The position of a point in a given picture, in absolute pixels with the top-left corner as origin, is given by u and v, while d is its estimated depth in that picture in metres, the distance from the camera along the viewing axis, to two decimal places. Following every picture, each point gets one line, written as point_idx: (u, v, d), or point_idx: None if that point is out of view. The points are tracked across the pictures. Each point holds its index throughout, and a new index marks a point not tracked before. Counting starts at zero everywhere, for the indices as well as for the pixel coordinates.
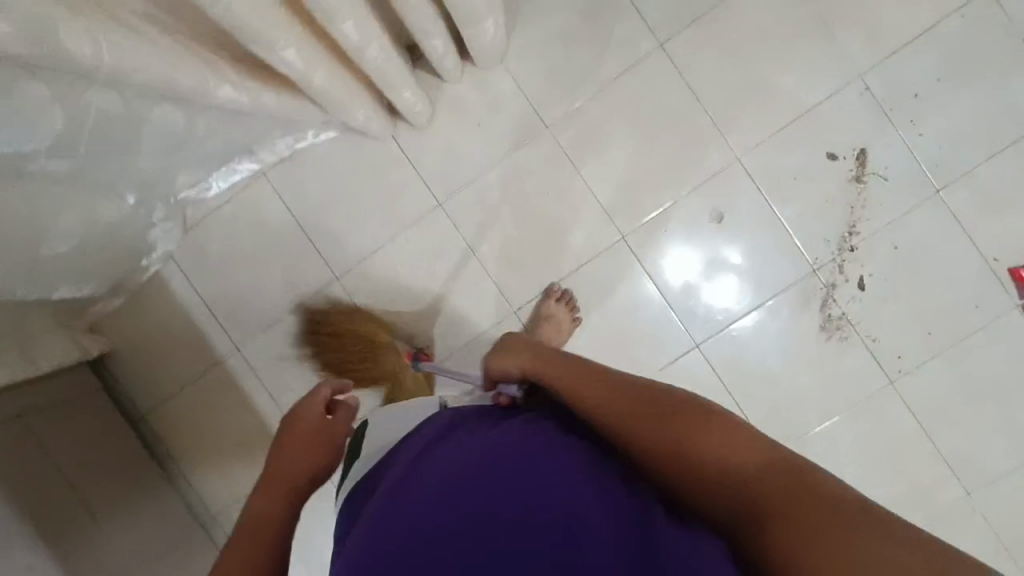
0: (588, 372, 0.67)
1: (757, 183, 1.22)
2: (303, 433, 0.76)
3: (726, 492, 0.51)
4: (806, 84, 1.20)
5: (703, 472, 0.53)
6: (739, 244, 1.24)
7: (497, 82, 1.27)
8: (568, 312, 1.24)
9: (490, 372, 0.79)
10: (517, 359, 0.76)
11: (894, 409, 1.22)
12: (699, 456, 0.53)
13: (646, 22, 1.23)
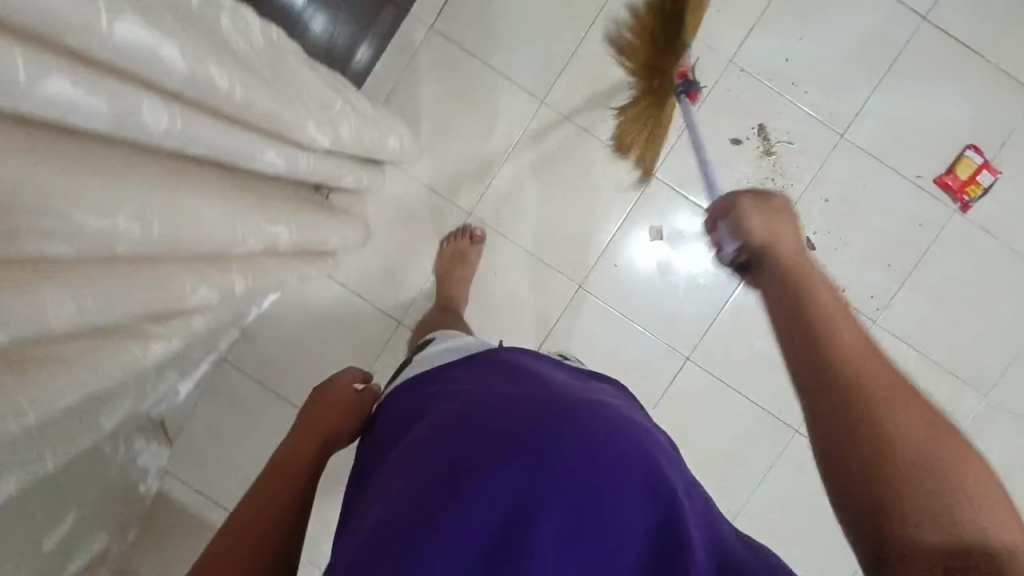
0: (830, 287, 0.55)
1: (681, 192, 1.28)
2: (349, 390, 0.87)
3: (916, 490, 0.44)
4: None
5: (901, 454, 0.45)
6: (691, 208, 1.28)
7: (407, 190, 1.30)
8: None
9: (732, 205, 0.65)
10: (765, 222, 0.62)
11: (887, 345, 1.25)
12: (915, 444, 0.45)
13: (519, 84, 1.27)
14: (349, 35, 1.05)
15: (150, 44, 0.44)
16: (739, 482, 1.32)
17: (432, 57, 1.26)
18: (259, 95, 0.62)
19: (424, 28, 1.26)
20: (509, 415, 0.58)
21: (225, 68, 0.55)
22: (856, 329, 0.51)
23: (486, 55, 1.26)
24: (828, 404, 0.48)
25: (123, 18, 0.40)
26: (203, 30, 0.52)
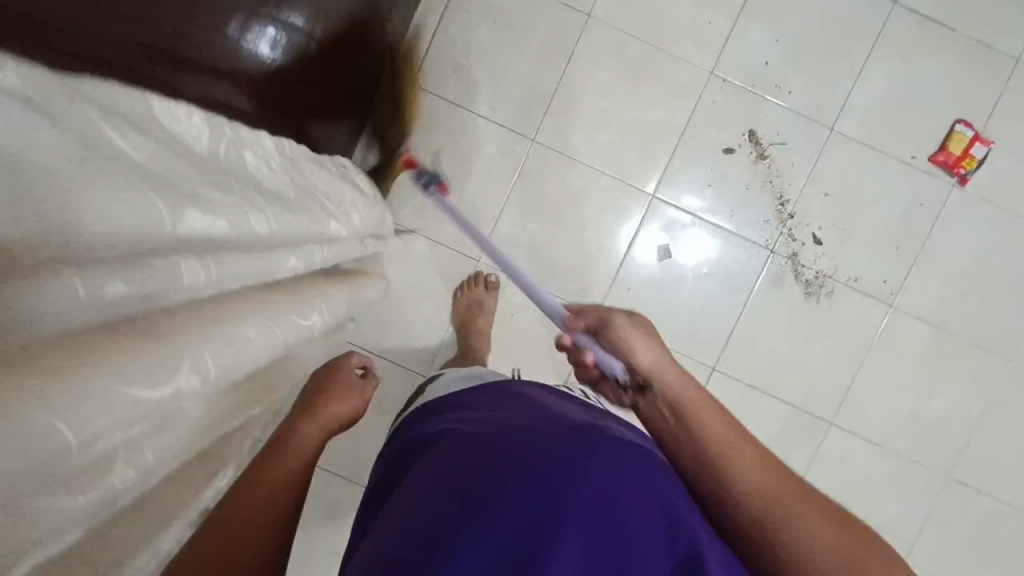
0: (716, 405, 0.64)
1: (685, 213, 1.27)
2: (356, 377, 0.85)
3: (797, 546, 0.54)
4: (673, 103, 1.25)
5: (777, 519, 0.56)
6: (679, 188, 1.27)
7: (413, 247, 1.30)
8: None
9: (605, 327, 0.71)
10: (643, 349, 0.68)
11: (907, 325, 1.27)
12: (788, 510, 0.56)
13: (507, 126, 1.27)
14: None
15: (195, 224, 0.53)
16: None
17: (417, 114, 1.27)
18: (285, 221, 0.68)
19: None
20: (526, 432, 0.57)
21: (256, 210, 0.62)
22: (724, 414, 0.63)
23: (470, 104, 1.27)
24: (717, 497, 0.58)
25: (174, 211, 0.50)
26: (232, 188, 0.60)
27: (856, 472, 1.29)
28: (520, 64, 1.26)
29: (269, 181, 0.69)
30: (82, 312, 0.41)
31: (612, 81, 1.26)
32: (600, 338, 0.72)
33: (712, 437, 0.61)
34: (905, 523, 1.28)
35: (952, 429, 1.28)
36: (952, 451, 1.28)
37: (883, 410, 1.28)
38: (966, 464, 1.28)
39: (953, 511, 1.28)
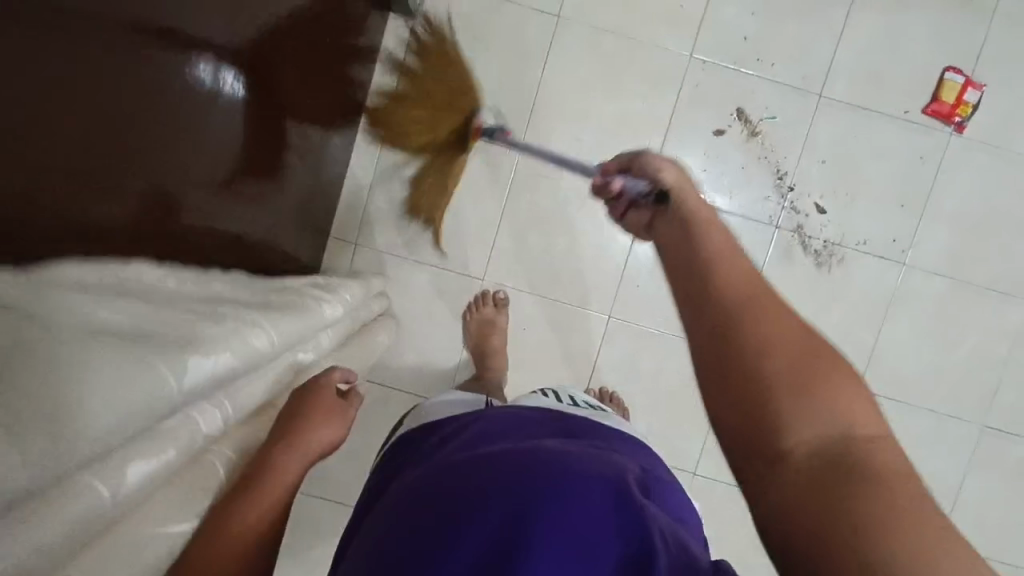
0: (732, 239, 0.53)
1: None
2: (338, 398, 0.78)
3: (793, 404, 0.43)
4: (656, 92, 1.23)
5: (788, 366, 0.44)
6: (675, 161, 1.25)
7: (415, 276, 1.28)
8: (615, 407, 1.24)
9: (642, 164, 0.65)
10: (667, 175, 0.62)
11: (922, 281, 1.25)
12: (797, 368, 0.44)
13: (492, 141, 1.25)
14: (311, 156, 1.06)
15: (201, 364, 0.54)
16: None
17: None
18: (284, 323, 0.72)
19: None
20: (484, 458, 0.53)
21: (255, 326, 0.65)
22: (745, 261, 0.51)
23: None
24: (711, 331, 0.47)
25: (177, 357, 0.51)
26: (220, 317, 0.62)
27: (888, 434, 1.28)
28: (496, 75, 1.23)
29: (240, 300, 0.72)
30: (100, 515, 0.43)
31: (591, 78, 1.23)
32: (640, 169, 0.66)
33: (721, 271, 0.49)
34: (945, 477, 1.28)
35: (980, 378, 1.27)
36: (984, 399, 1.27)
37: (908, 368, 1.27)
38: (999, 410, 1.28)
39: (990, 458, 1.28)
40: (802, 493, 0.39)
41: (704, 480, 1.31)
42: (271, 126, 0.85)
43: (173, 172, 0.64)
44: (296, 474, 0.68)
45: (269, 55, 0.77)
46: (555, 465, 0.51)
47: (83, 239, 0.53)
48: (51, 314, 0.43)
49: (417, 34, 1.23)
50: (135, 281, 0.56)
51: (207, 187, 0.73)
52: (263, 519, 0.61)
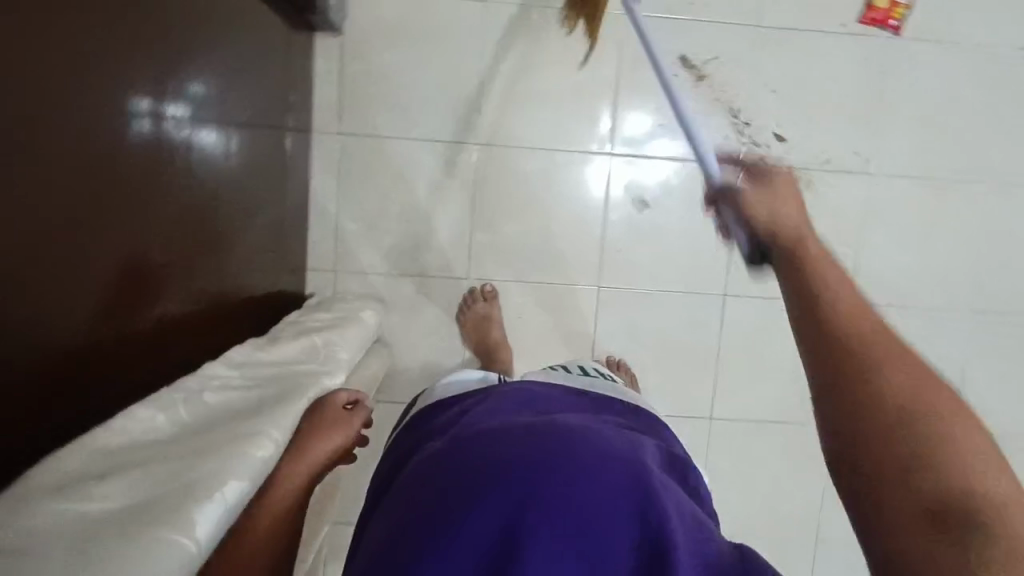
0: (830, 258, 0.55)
1: (648, 160, 1.27)
2: (343, 412, 0.81)
3: (909, 402, 0.46)
4: (598, 58, 1.23)
5: (902, 372, 0.47)
6: (631, 121, 1.25)
7: (401, 288, 1.28)
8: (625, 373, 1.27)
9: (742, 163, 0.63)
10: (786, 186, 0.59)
11: (891, 185, 1.28)
12: (918, 396, 0.46)
13: (447, 140, 1.24)
14: (266, 207, 1.09)
15: (211, 511, 0.56)
16: None
17: (353, 161, 1.24)
18: (288, 410, 0.75)
19: (333, 136, 1.24)
20: (507, 426, 0.56)
21: (256, 433, 0.68)
22: (841, 272, 0.53)
23: (404, 131, 1.24)
24: (836, 343, 0.49)
25: (182, 524, 0.53)
26: (213, 441, 0.65)
27: None
28: (437, 74, 1.22)
29: (245, 398, 0.76)
30: None
31: (531, 57, 1.23)
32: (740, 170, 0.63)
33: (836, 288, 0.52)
34: (946, 366, 1.34)
35: (963, 266, 1.31)
36: (971, 285, 1.32)
37: (892, 272, 1.31)
38: (986, 292, 1.32)
39: (986, 339, 1.33)
40: (907, 484, 0.43)
41: (722, 423, 1.34)
42: (206, 211, 0.85)
43: (137, 323, 0.68)
44: (303, 488, 0.72)
45: (177, 155, 0.75)
46: (576, 440, 0.53)
47: (79, 426, 0.60)
48: (26, 541, 0.47)
49: (349, 50, 1.21)
50: (128, 444, 0.61)
51: (174, 308, 0.77)
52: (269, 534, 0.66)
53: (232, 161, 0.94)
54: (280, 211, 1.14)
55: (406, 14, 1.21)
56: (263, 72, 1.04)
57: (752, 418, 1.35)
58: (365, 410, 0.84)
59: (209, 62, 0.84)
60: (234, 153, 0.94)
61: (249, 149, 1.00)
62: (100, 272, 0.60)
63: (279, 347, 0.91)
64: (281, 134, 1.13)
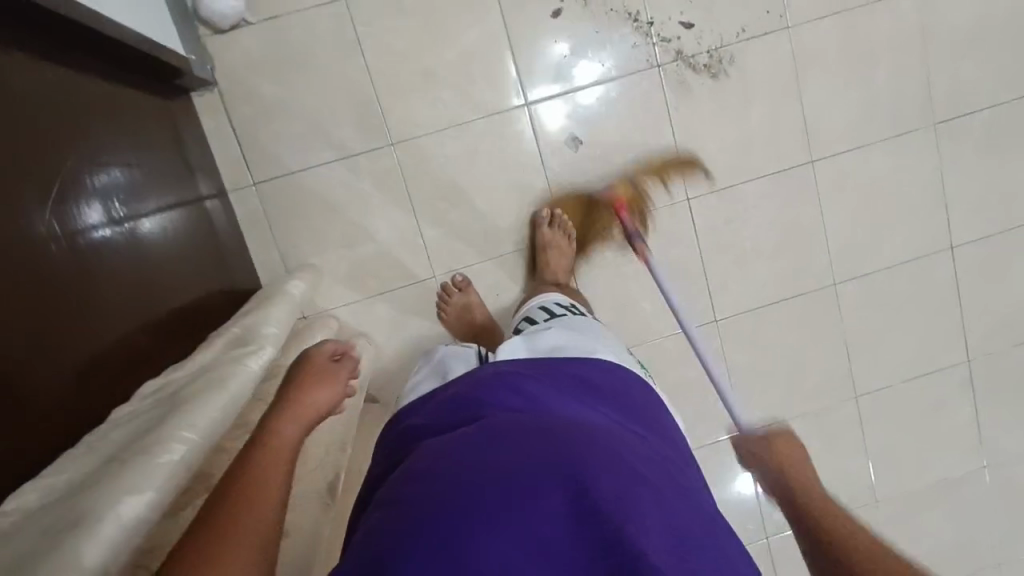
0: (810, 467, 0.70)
1: (572, 91, 1.22)
2: (330, 363, 0.82)
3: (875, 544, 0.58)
4: (480, 14, 1.18)
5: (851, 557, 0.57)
6: (537, 62, 1.20)
7: (371, 308, 1.25)
8: (564, 233, 1.23)
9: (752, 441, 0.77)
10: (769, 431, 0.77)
11: (812, 33, 1.24)
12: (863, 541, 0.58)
13: (363, 149, 1.20)
14: (194, 251, 1.04)
15: (108, 537, 0.53)
16: (813, 238, 1.32)
17: (280, 205, 1.20)
18: (199, 410, 0.70)
19: (248, 187, 1.19)
20: (537, 439, 0.56)
21: (162, 443, 0.64)
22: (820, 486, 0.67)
23: (317, 157, 1.19)
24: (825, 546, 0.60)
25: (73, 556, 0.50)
26: (134, 454, 0.62)
27: (856, 182, 1.31)
28: (326, 88, 1.17)
29: (153, 415, 0.72)
30: None
31: (410, 36, 1.17)
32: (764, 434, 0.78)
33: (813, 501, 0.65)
34: (922, 188, 1.32)
35: (908, 83, 1.27)
36: (923, 102, 1.28)
37: (841, 115, 1.28)
38: (939, 100, 1.29)
39: (954, 146, 1.31)
40: None
41: (728, 321, 1.34)
42: (138, 306, 0.86)
43: (72, 410, 0.71)
44: (294, 442, 0.68)
45: (82, 271, 0.76)
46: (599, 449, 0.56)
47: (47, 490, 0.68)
48: None
49: (229, 96, 1.15)
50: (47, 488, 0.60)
51: (118, 388, 0.79)
52: (279, 474, 0.62)
53: (152, 238, 0.94)
54: (227, 273, 1.13)
55: (271, 38, 1.14)
56: (157, 152, 1.01)
57: (752, 305, 1.33)
58: (354, 361, 0.86)
59: (93, 169, 0.83)
60: (153, 240, 0.94)
61: (167, 225, 0.99)
62: (34, 376, 0.66)
63: (195, 357, 0.87)
64: (202, 203, 1.11)
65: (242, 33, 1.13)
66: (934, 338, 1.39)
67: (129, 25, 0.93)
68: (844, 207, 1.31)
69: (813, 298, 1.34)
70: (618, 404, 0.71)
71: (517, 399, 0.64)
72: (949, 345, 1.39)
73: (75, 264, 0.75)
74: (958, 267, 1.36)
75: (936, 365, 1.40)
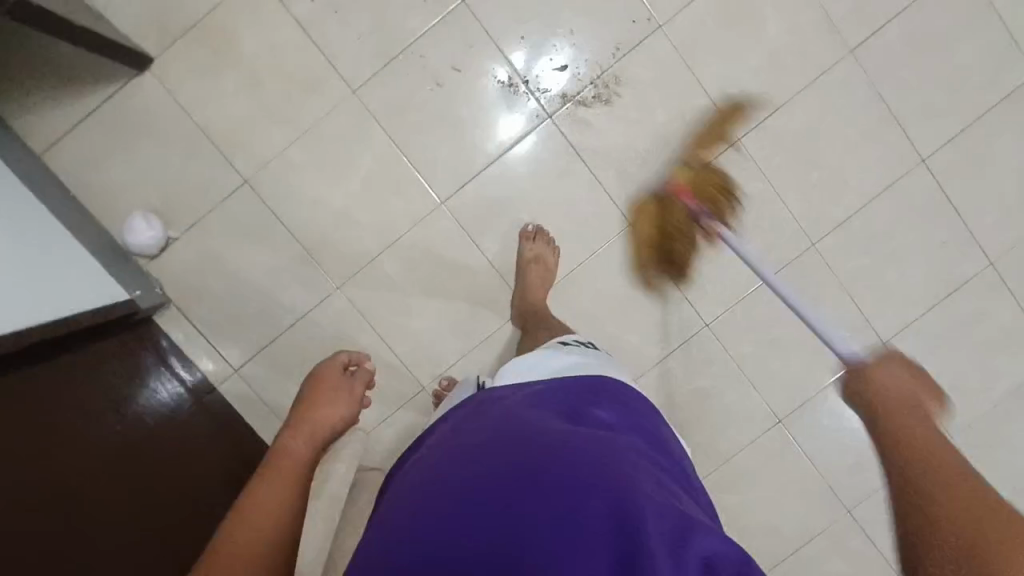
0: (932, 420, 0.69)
1: (524, 133, 1.23)
2: (341, 374, 1.14)
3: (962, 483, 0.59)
4: (367, 141, 1.21)
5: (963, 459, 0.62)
6: (439, 159, 1.23)
7: (379, 440, 1.29)
8: (546, 245, 1.24)
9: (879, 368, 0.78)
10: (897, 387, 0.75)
11: (685, 22, 1.21)
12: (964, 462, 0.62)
13: (315, 302, 1.25)
14: (199, 433, 1.17)
15: None
16: (773, 209, 1.27)
17: (266, 383, 1.26)
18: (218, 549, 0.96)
19: (232, 376, 1.26)
20: (512, 436, 0.72)
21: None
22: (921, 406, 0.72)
23: (279, 326, 1.25)
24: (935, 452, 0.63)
25: None
26: None
27: (792, 138, 1.25)
28: (264, 263, 1.23)
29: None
30: None
31: (315, 186, 1.22)
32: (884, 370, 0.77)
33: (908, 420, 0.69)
34: (865, 117, 1.25)
35: (805, 24, 1.22)
36: (827, 36, 1.22)
37: (752, 82, 1.23)
38: (846, 26, 1.22)
39: (879, 62, 1.24)
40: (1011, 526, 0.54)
41: (719, 320, 1.30)
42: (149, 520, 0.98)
43: None
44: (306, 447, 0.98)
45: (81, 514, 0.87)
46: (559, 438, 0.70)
47: None
48: None
49: (185, 306, 1.23)
50: None
51: None
52: (293, 474, 0.90)
53: (150, 445, 1.07)
54: (234, 432, 1.22)
55: (199, 241, 1.21)
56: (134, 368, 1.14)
57: (736, 297, 1.30)
58: (366, 368, 1.18)
59: (87, 420, 0.97)
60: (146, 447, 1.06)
61: (161, 426, 1.11)
62: None
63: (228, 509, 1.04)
64: (189, 387, 1.22)
65: (172, 248, 1.21)
66: (938, 254, 1.31)
67: (75, 300, 1.03)
68: (792, 169, 1.26)
69: (796, 265, 1.29)
70: (597, 390, 0.91)
71: (523, 408, 0.81)
72: (959, 254, 1.31)
73: (91, 517, 0.87)
74: (937, 176, 1.28)
75: (954, 278, 1.31)
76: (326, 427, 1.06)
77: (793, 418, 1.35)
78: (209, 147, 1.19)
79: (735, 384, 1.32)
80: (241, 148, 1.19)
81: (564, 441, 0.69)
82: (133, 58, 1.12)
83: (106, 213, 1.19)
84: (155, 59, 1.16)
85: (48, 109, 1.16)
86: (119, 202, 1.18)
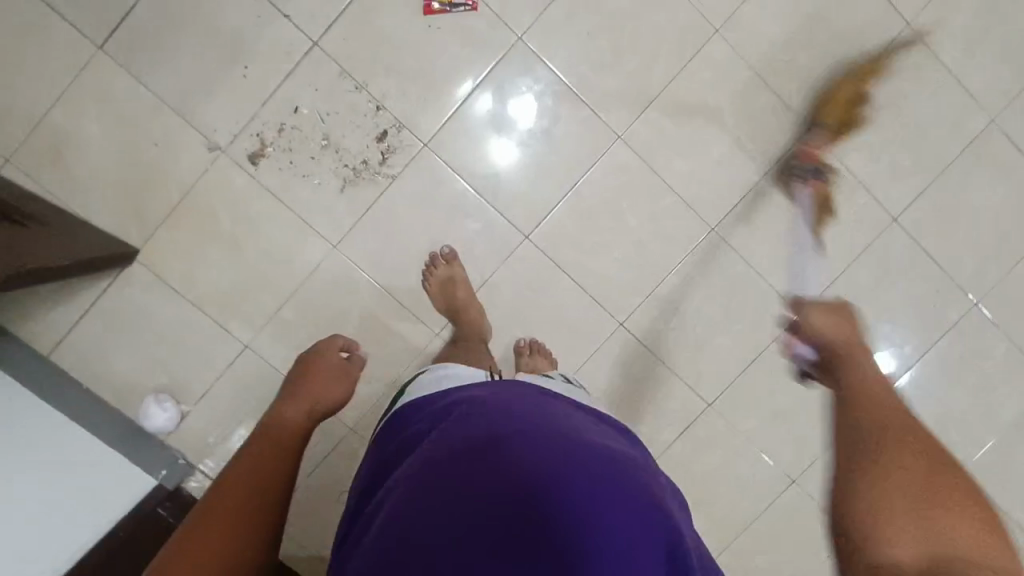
0: None
1: (507, 258, 1.26)
2: (340, 359, 1.01)
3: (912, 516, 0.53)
4: (354, 288, 1.24)
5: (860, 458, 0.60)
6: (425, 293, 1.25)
7: None
8: (542, 357, 1.25)
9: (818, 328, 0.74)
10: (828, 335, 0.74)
11: (641, 127, 1.23)
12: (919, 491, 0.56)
13: (328, 448, 1.28)
14: None
15: None
16: (755, 287, 1.30)
17: (298, 524, 1.27)
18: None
19: None
20: (507, 423, 0.69)
21: None
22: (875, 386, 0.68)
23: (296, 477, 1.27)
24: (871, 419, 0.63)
25: None
26: None
27: (763, 219, 1.27)
28: None
29: None
30: None
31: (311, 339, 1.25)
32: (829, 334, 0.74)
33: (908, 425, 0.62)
34: (830, 188, 1.27)
35: (761, 110, 1.24)
36: (782, 118, 1.25)
37: (716, 175, 1.25)
38: (800, 106, 1.25)
39: (839, 134, 1.26)
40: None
41: (721, 399, 1.33)
42: None
43: None
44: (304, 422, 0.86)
45: None
46: (552, 430, 0.68)
47: None
48: None
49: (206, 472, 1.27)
50: None
51: None
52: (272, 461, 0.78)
53: None
54: None
55: (210, 410, 1.25)
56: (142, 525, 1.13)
57: (733, 375, 1.33)
58: (361, 354, 1.05)
59: None
60: None
61: None
62: None
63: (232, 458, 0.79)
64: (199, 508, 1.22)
65: (185, 419, 1.25)
66: (927, 302, 1.32)
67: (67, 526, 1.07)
68: (767, 248, 1.28)
69: None
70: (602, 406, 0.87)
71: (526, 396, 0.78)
72: (946, 299, 1.32)
73: None
74: (911, 232, 1.29)
75: (945, 324, 1.33)
76: (313, 406, 0.90)
77: (809, 478, 1.36)
78: (206, 320, 1.23)
79: (746, 454, 1.35)
80: (234, 318, 1.23)
81: (521, 431, 0.67)
82: (121, 257, 1.15)
83: (118, 401, 1.23)
84: (140, 249, 1.20)
85: (49, 314, 1.21)
86: (129, 387, 1.23)
